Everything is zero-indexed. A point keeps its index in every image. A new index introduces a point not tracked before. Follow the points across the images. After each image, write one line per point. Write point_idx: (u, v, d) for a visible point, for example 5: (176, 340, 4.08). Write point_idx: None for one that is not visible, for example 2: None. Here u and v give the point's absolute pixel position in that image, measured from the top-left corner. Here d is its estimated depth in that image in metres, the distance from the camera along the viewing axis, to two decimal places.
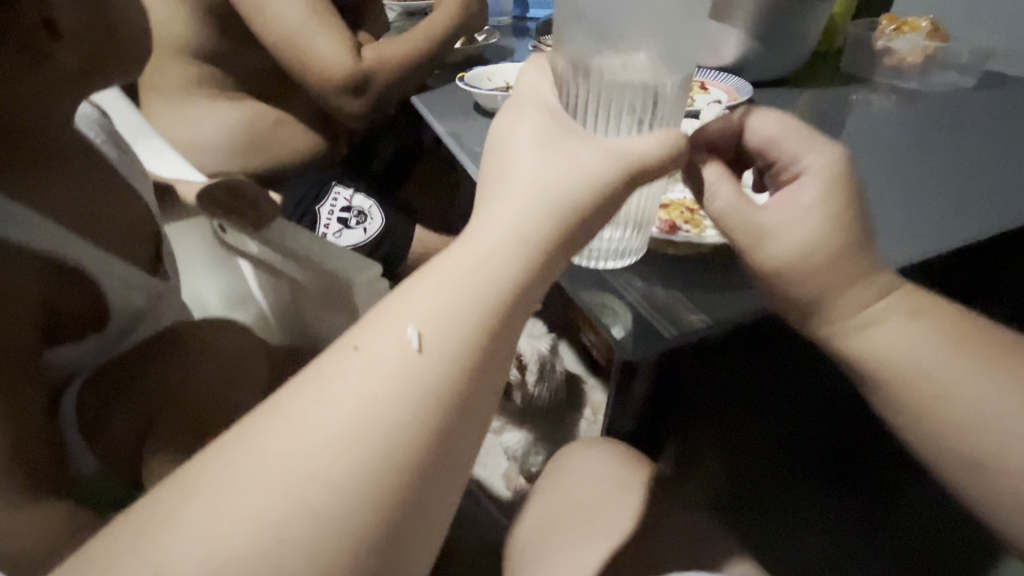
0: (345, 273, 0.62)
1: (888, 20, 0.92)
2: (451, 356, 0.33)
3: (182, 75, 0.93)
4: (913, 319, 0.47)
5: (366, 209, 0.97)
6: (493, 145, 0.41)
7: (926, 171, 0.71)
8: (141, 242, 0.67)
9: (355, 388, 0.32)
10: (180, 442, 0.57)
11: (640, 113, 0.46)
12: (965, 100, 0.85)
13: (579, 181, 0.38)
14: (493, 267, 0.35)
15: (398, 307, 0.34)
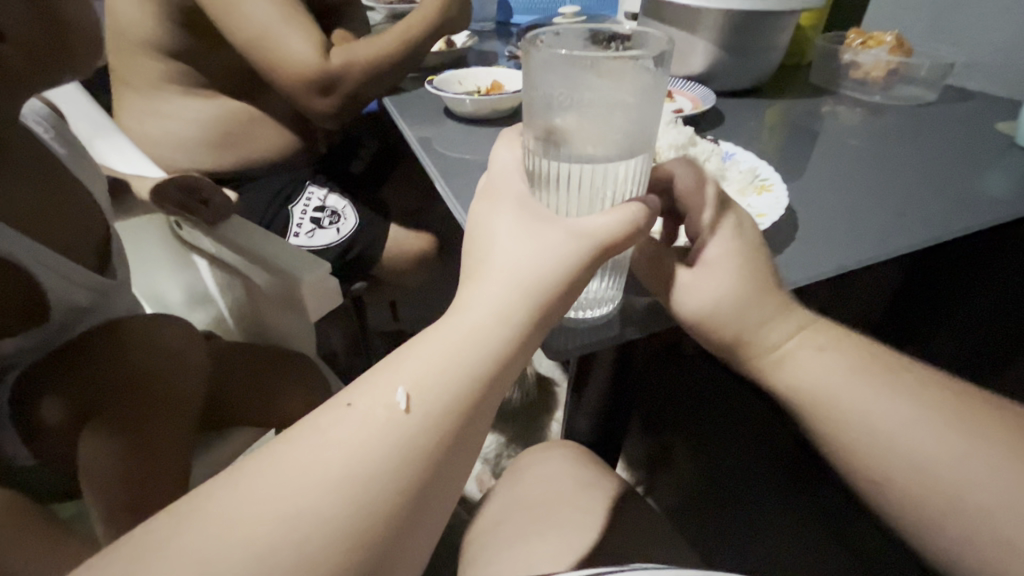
0: (292, 271, 0.57)
1: (855, 34, 0.95)
2: (439, 422, 0.30)
3: (149, 69, 0.88)
4: (824, 352, 0.44)
5: (339, 209, 0.93)
6: (484, 202, 0.39)
7: (881, 181, 0.69)
8: (90, 237, 0.62)
9: (345, 449, 0.29)
10: (119, 434, 0.51)
11: (600, 192, 0.38)
12: (923, 113, 0.86)
13: (573, 237, 0.36)
14: (486, 331, 0.33)
15: (388, 370, 0.32)
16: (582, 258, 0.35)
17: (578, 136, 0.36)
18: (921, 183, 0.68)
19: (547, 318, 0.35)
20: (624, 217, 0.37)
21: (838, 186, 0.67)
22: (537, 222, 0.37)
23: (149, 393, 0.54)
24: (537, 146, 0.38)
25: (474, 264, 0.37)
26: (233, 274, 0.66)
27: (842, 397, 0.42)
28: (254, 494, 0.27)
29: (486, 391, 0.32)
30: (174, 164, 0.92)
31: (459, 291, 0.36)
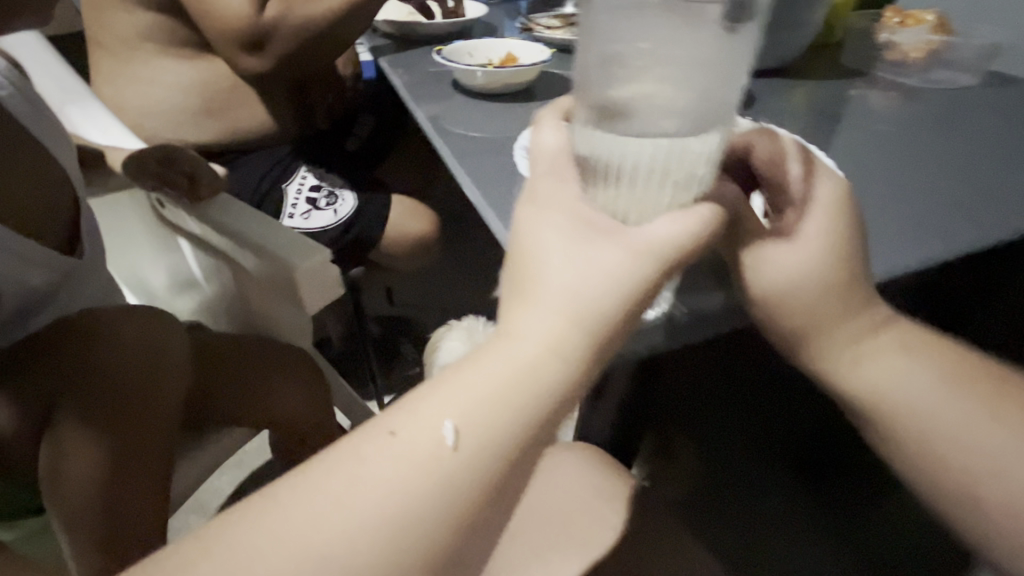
0: (287, 259, 0.51)
1: (892, 13, 0.89)
2: (488, 465, 0.27)
3: (128, 28, 0.80)
4: (911, 355, 0.39)
5: (336, 189, 0.87)
6: (531, 194, 0.33)
7: (930, 169, 0.64)
8: (55, 208, 0.56)
9: (389, 482, 0.27)
10: (84, 442, 0.46)
11: (662, 188, 0.31)
12: (966, 99, 0.80)
13: (633, 256, 0.29)
14: (536, 365, 0.28)
15: (434, 397, 0.28)
16: (646, 278, 0.29)
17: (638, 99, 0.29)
18: (977, 176, 0.62)
19: (607, 350, 0.29)
20: (694, 227, 0.30)
21: (885, 173, 0.62)
22: (594, 237, 0.30)
23: (123, 401, 0.48)
24: (590, 125, 0.31)
25: (516, 274, 0.31)
26: (222, 259, 0.60)
27: (905, 407, 0.39)
28: (293, 521, 0.26)
29: (537, 431, 0.28)
30: (156, 135, 0.85)
31: (501, 307, 0.31)
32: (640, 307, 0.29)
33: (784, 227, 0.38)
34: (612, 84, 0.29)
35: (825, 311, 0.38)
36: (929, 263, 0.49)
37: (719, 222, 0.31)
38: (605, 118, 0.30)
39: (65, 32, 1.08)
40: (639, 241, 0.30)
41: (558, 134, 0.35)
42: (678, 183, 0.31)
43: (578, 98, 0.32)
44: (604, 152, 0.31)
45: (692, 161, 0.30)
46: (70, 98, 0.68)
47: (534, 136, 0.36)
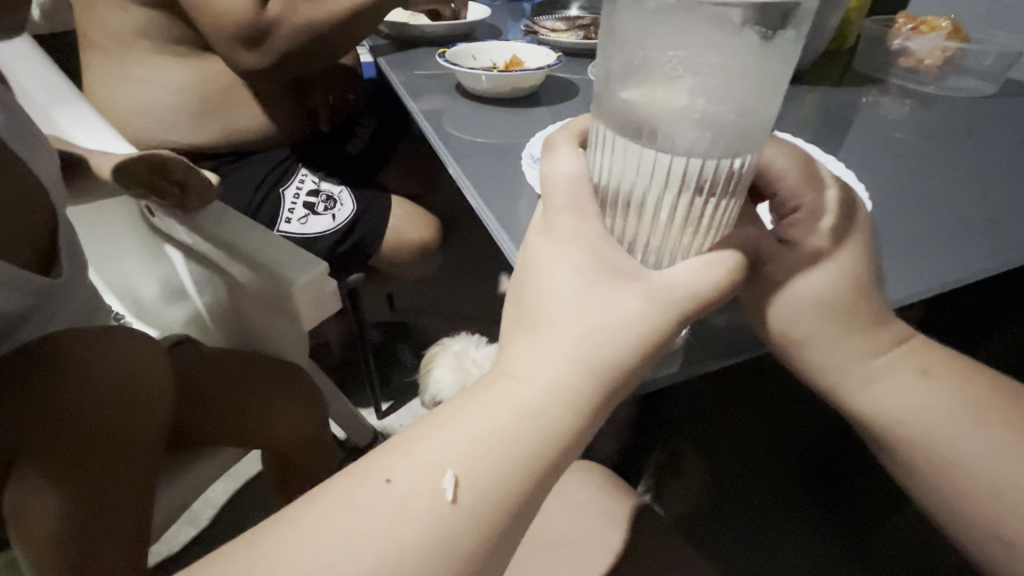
0: (281, 274, 0.49)
1: (906, 19, 0.87)
2: (492, 519, 0.25)
3: (121, 26, 0.78)
4: (932, 380, 0.34)
5: (335, 194, 0.85)
6: (543, 219, 0.30)
7: (959, 182, 0.61)
8: (31, 226, 0.53)
9: (381, 540, 0.24)
10: (55, 477, 0.42)
11: (689, 210, 0.28)
12: (983, 107, 0.78)
13: (650, 299, 0.26)
14: (543, 413, 0.26)
15: (433, 440, 0.26)
16: (666, 324, 0.27)
17: (670, 110, 0.26)
18: (998, 191, 0.60)
19: (616, 392, 0.27)
20: (718, 277, 0.27)
21: (915, 186, 0.60)
22: (609, 273, 0.27)
23: (101, 427, 0.46)
24: (610, 142, 0.29)
25: (525, 308, 0.29)
26: (214, 271, 0.58)
27: (943, 445, 0.34)
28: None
29: (542, 479, 0.26)
30: (148, 136, 0.83)
31: (508, 344, 0.29)
32: (661, 346, 0.27)
33: (811, 237, 0.32)
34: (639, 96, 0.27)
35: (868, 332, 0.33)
36: (957, 282, 0.46)
37: (745, 258, 0.28)
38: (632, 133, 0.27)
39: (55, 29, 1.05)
40: (660, 285, 0.27)
41: (575, 158, 0.31)
42: (708, 206, 0.28)
43: (596, 117, 0.29)
44: (625, 172, 0.28)
45: (723, 179, 0.27)
46: (57, 97, 0.65)
47: (547, 160, 0.31)
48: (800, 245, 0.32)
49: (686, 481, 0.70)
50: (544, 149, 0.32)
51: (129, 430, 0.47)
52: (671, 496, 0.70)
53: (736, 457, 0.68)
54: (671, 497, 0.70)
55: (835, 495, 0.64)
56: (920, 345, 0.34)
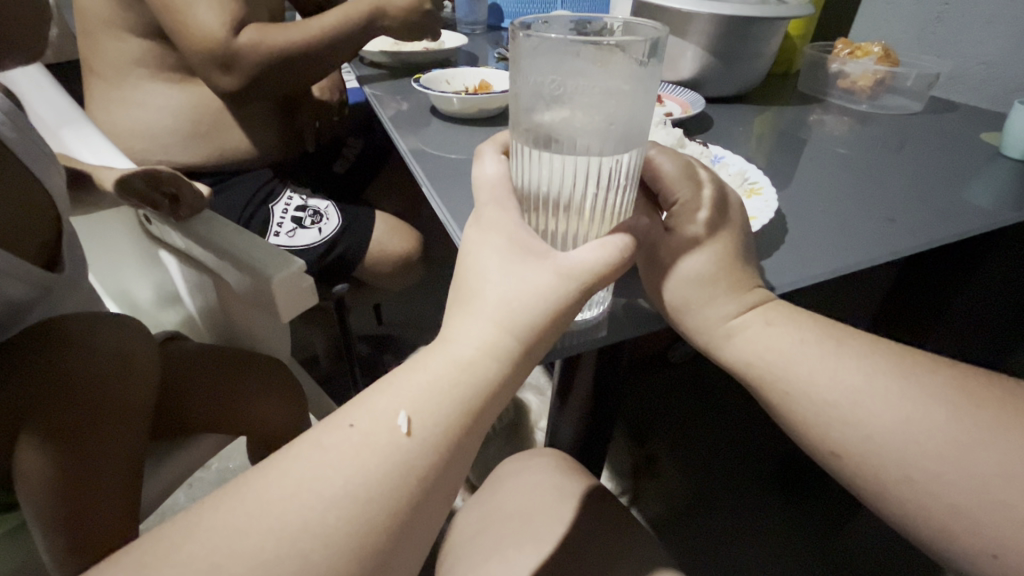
0: (265, 270, 0.55)
1: (843, 45, 0.94)
2: (437, 450, 0.30)
3: (119, 55, 0.85)
4: (819, 347, 0.39)
5: (321, 209, 0.91)
6: (478, 217, 0.38)
7: (867, 192, 0.67)
8: (37, 228, 0.59)
9: (347, 469, 0.29)
10: (57, 439, 0.49)
11: (589, 202, 0.38)
12: (912, 123, 0.86)
13: (556, 276, 0.34)
14: (477, 367, 0.32)
15: (388, 391, 0.32)
16: (571, 294, 0.34)
17: (570, 125, 0.35)
18: (913, 194, 0.67)
19: (533, 347, 0.34)
20: (609, 255, 0.35)
21: (828, 192, 0.66)
22: (527, 254, 0.35)
23: (92, 406, 0.52)
24: (528, 151, 0.37)
25: (462, 288, 0.35)
26: (204, 273, 0.64)
27: (827, 403, 0.38)
28: (255, 506, 0.28)
29: (478, 417, 0.32)
30: (144, 156, 0.89)
31: (449, 316, 0.35)
32: (566, 313, 0.34)
33: (688, 228, 0.41)
34: (547, 115, 0.35)
35: (746, 308, 0.41)
36: (862, 267, 0.52)
37: (634, 239, 0.36)
38: (540, 143, 0.36)
39: (60, 58, 1.12)
40: (565, 263, 0.34)
41: (499, 165, 0.40)
42: (603, 198, 0.38)
43: (515, 134, 0.38)
44: (539, 175, 0.37)
45: (611, 176, 0.36)
46: (64, 120, 0.72)
47: (477, 168, 0.41)
48: (680, 232, 0.41)
49: (665, 482, 0.91)
50: (477, 162, 0.41)
51: (120, 401, 0.54)
52: (649, 496, 0.89)
53: (704, 462, 0.93)
54: (649, 497, 0.88)
55: (779, 487, 0.90)
56: (803, 318, 0.41)
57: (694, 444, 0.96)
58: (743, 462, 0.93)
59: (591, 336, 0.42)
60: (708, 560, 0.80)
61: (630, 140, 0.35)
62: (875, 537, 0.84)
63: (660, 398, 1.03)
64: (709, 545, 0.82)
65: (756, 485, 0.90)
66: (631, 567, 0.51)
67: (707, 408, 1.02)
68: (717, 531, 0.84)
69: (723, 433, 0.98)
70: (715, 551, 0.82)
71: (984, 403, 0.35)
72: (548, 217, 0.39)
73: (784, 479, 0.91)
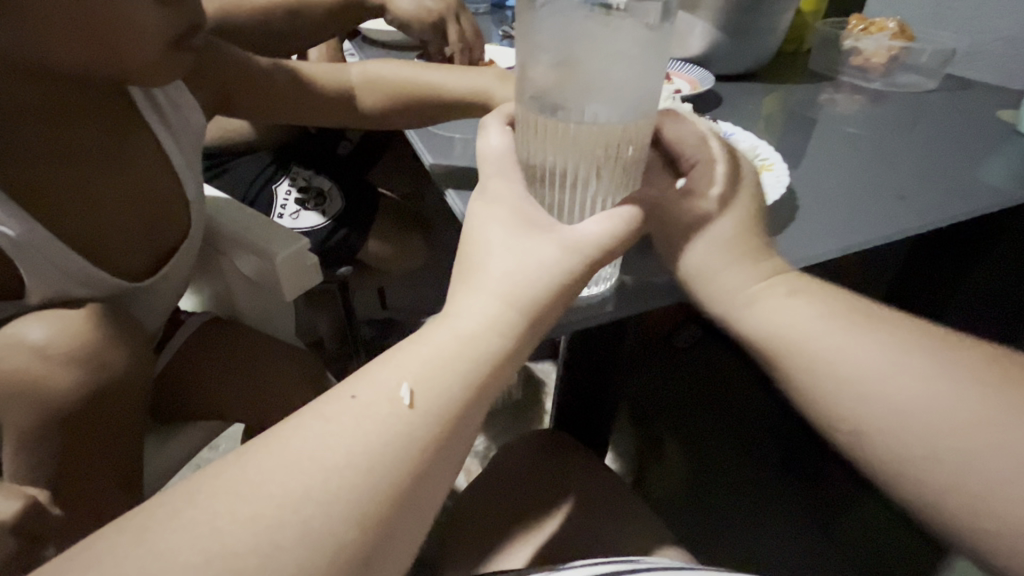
0: (272, 247, 0.57)
1: (857, 20, 0.92)
2: (439, 421, 0.30)
3: None
4: (830, 322, 0.39)
5: (325, 190, 0.92)
6: (481, 192, 0.38)
7: (874, 170, 0.66)
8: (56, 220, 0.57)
9: (350, 440, 0.29)
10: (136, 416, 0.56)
11: (595, 171, 0.37)
12: (926, 100, 0.85)
13: (558, 251, 0.35)
14: (479, 339, 0.32)
15: (391, 364, 0.32)
16: (576, 266, 0.35)
17: (580, 88, 0.34)
18: (926, 173, 0.65)
19: (536, 321, 0.34)
20: (616, 228, 0.36)
21: (839, 171, 0.65)
22: (530, 229, 0.36)
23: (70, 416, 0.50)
24: (532, 120, 0.36)
25: (465, 262, 0.36)
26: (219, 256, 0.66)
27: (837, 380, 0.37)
28: (255, 475, 0.28)
29: (482, 390, 0.32)
30: None
31: (452, 290, 0.35)
32: (570, 286, 0.35)
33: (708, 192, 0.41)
34: (555, 80, 0.35)
35: (756, 283, 0.40)
36: (870, 246, 0.51)
37: (639, 215, 0.37)
38: (546, 109, 0.35)
39: None
40: (568, 239, 0.35)
41: (502, 137, 0.40)
42: (609, 168, 0.37)
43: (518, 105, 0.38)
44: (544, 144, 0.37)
45: (621, 143, 0.35)
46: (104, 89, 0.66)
47: (482, 139, 0.40)
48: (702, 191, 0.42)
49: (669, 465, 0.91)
50: (480, 136, 0.41)
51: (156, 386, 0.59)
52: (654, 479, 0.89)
53: (712, 443, 0.93)
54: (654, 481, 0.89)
55: (789, 468, 0.90)
56: (812, 294, 0.40)
57: (699, 424, 0.95)
58: (753, 443, 0.93)
59: (599, 311, 0.42)
60: (712, 541, 0.82)
61: (639, 105, 0.35)
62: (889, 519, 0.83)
63: (668, 377, 1.01)
64: (712, 526, 0.84)
65: (762, 467, 0.90)
66: (635, 542, 0.52)
67: (716, 387, 1.00)
68: (721, 513, 0.85)
69: (732, 412, 0.97)
70: (720, 532, 0.83)
71: (996, 379, 0.34)
72: (551, 190, 0.38)
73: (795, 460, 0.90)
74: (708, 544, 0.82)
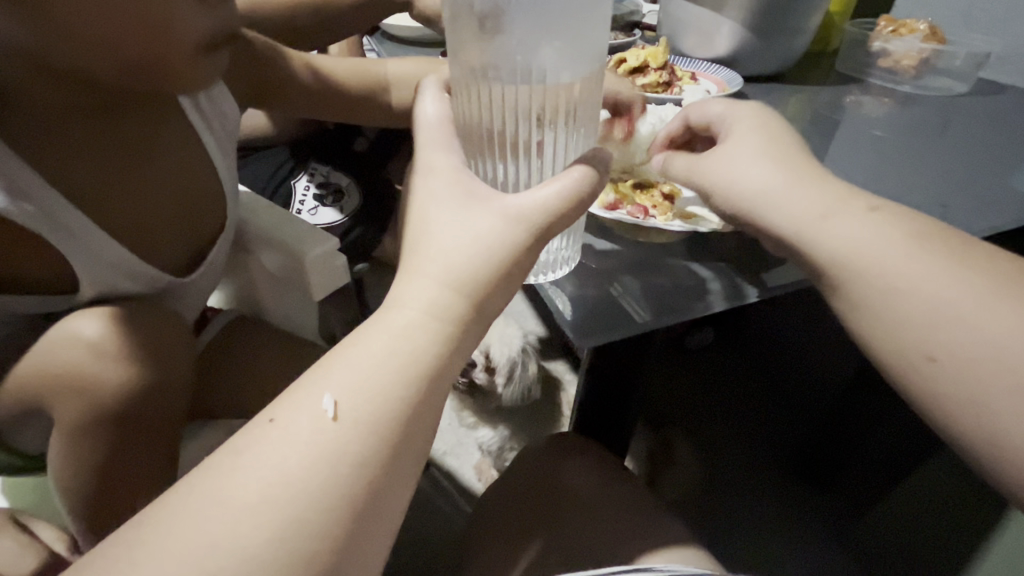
0: (295, 243, 0.57)
1: (886, 21, 0.90)
2: (369, 427, 0.30)
3: None
4: None
5: (342, 186, 0.93)
6: (421, 169, 0.39)
7: (902, 176, 0.64)
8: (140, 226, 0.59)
9: (277, 461, 0.29)
10: (169, 419, 0.56)
11: (534, 127, 0.39)
12: (957, 104, 0.83)
13: (500, 225, 0.36)
14: (414, 329, 0.33)
15: (314, 380, 0.32)
16: (521, 234, 0.36)
17: (516, 47, 0.36)
18: (961, 181, 0.64)
19: (485, 304, 0.35)
20: (564, 188, 0.37)
21: (870, 177, 0.64)
22: (474, 204, 0.37)
23: (113, 411, 0.52)
24: (470, 84, 0.38)
25: (410, 239, 0.37)
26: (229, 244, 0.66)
27: None
28: (202, 503, 0.28)
29: (424, 388, 0.32)
30: None
31: (393, 283, 0.36)
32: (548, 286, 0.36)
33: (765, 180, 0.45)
34: (486, 44, 0.36)
35: None
36: None
37: (596, 172, 0.38)
38: (479, 71, 0.37)
39: None
40: (512, 207, 0.36)
41: (437, 105, 0.42)
42: (552, 127, 0.39)
43: (454, 72, 0.39)
44: (487, 104, 0.39)
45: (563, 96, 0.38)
46: None
47: (419, 106, 0.42)
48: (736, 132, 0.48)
49: (682, 472, 0.87)
50: (418, 103, 0.43)
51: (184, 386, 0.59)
52: (667, 485, 0.87)
53: (735, 441, 0.85)
54: (668, 486, 0.87)
55: (821, 465, 0.82)
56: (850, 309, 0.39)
57: (728, 423, 0.87)
58: (790, 438, 0.85)
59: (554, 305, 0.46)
60: (724, 541, 0.76)
61: (574, 61, 0.36)
62: (966, 504, 0.65)
63: (706, 378, 0.89)
64: (727, 529, 0.77)
65: (786, 465, 0.82)
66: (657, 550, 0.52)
67: (762, 375, 0.88)
68: (736, 516, 0.78)
69: (773, 407, 0.87)
70: (734, 534, 0.76)
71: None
72: (496, 160, 0.41)
73: (834, 455, 0.81)
74: (720, 544, 0.75)
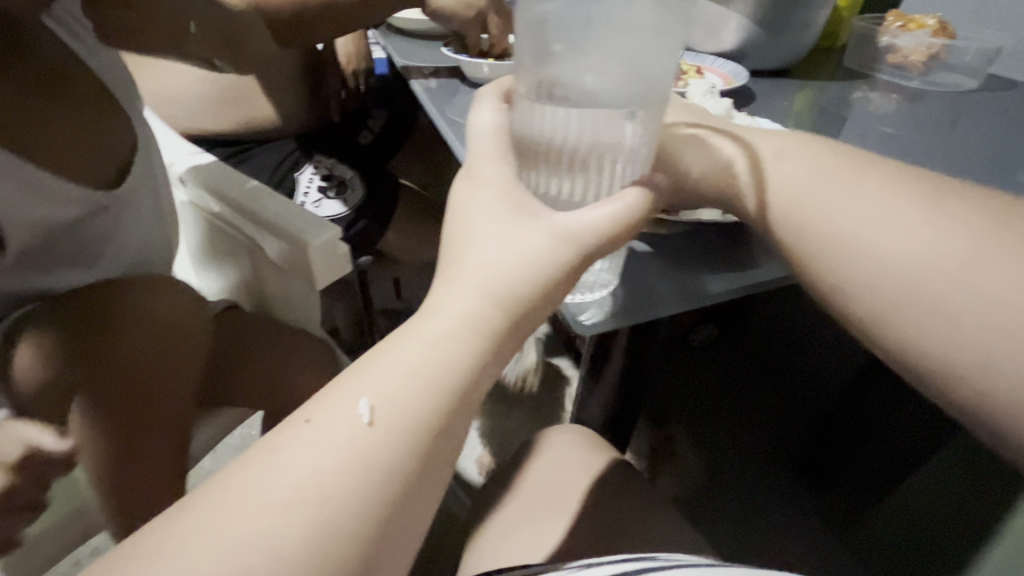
0: (305, 237, 0.57)
1: (895, 15, 0.88)
2: (406, 435, 0.30)
3: None
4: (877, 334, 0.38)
5: (346, 179, 0.92)
6: (469, 174, 0.39)
7: None
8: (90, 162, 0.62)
9: (313, 463, 0.29)
10: (174, 406, 0.58)
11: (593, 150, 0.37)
12: (966, 100, 0.83)
13: (546, 242, 0.35)
14: (451, 341, 0.33)
15: (353, 382, 0.32)
16: (567, 255, 0.35)
17: (586, 71, 0.35)
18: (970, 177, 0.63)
19: (523, 319, 0.35)
20: (616, 212, 0.36)
21: None
22: (519, 216, 0.36)
23: (117, 398, 0.55)
24: (531, 100, 0.38)
25: (449, 248, 0.36)
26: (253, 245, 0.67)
27: None
28: (233, 498, 0.28)
29: (461, 397, 0.32)
30: (176, 123, 0.90)
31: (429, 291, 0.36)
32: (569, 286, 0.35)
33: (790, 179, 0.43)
34: (556, 65, 0.36)
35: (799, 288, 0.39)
36: None
37: (647, 202, 0.37)
38: (544, 91, 0.37)
39: None
40: (562, 226, 0.36)
41: (494, 114, 0.41)
42: (610, 159, 0.38)
43: (518, 83, 0.39)
44: (547, 123, 0.37)
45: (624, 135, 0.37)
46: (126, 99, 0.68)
47: (473, 116, 0.41)
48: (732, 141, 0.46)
49: (684, 464, 0.87)
50: (472, 112, 0.42)
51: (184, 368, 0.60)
52: (667, 477, 0.87)
53: (738, 435, 0.86)
54: (667, 479, 0.87)
55: (825, 453, 0.78)
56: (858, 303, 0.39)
57: (732, 417, 0.88)
58: (797, 433, 0.83)
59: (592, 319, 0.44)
60: (718, 531, 0.77)
61: (641, 94, 0.35)
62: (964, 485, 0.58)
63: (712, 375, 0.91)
64: (721, 517, 0.78)
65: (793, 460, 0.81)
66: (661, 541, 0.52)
67: (771, 372, 0.89)
68: (732, 504, 0.80)
69: (779, 403, 0.86)
70: (727, 523, 0.78)
71: None
72: (548, 177, 0.39)
73: (842, 444, 0.77)
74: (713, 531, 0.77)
